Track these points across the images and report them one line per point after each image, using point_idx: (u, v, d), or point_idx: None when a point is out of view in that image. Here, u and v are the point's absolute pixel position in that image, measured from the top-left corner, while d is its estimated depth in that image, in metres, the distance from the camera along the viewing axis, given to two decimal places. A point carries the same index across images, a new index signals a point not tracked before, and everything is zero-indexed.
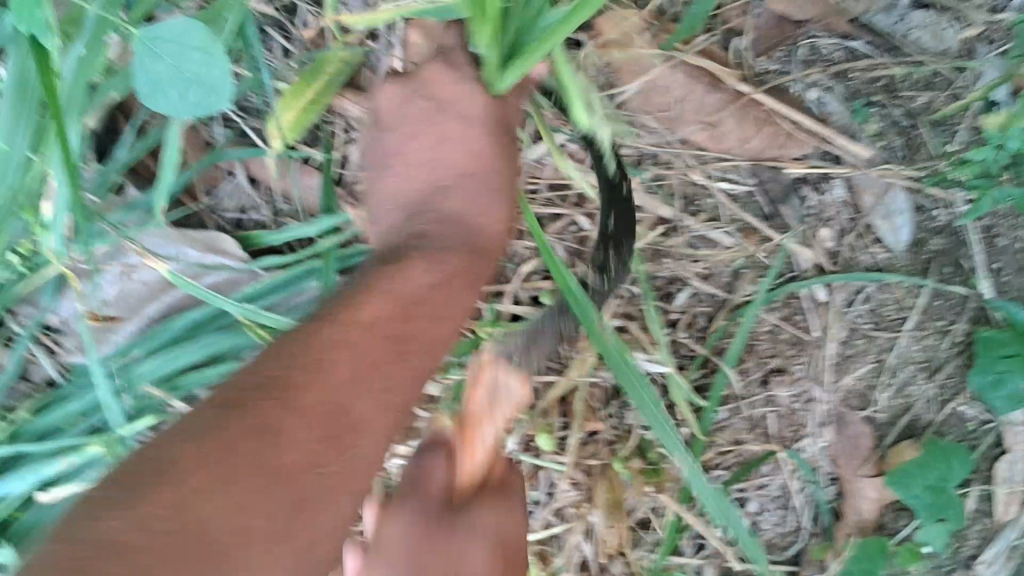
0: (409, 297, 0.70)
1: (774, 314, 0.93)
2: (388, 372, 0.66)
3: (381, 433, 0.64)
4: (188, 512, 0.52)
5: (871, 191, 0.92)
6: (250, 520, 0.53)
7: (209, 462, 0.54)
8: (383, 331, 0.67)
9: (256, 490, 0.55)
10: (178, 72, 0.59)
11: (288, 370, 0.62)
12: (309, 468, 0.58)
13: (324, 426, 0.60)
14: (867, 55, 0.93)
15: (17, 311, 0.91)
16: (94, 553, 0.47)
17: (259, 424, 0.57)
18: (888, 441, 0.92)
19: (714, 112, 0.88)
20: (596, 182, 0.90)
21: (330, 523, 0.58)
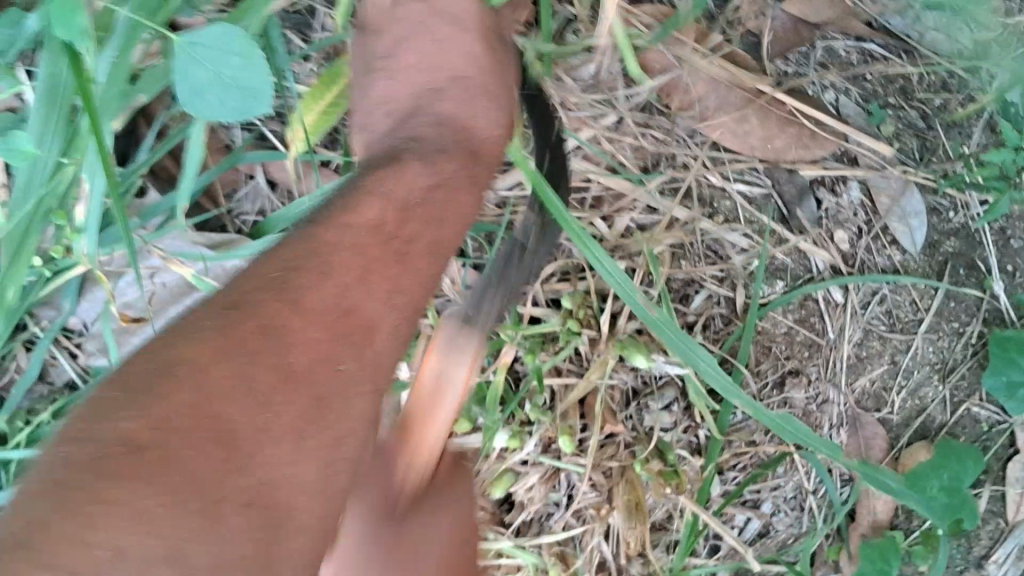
0: (407, 200, 0.63)
1: (790, 316, 0.91)
2: (396, 268, 0.60)
3: (398, 334, 0.60)
4: (206, 412, 0.47)
5: (886, 194, 0.93)
6: (272, 415, 0.50)
7: (212, 373, 0.49)
8: (382, 232, 0.61)
9: (271, 388, 0.50)
10: (219, 80, 0.56)
11: (284, 280, 0.55)
12: (329, 363, 0.54)
13: (336, 325, 0.55)
14: (882, 57, 0.94)
15: (38, 313, 0.93)
16: (120, 462, 0.43)
17: (267, 324, 0.52)
18: (901, 442, 0.94)
19: (737, 109, 0.90)
20: (614, 184, 0.90)
21: (353, 416, 0.55)
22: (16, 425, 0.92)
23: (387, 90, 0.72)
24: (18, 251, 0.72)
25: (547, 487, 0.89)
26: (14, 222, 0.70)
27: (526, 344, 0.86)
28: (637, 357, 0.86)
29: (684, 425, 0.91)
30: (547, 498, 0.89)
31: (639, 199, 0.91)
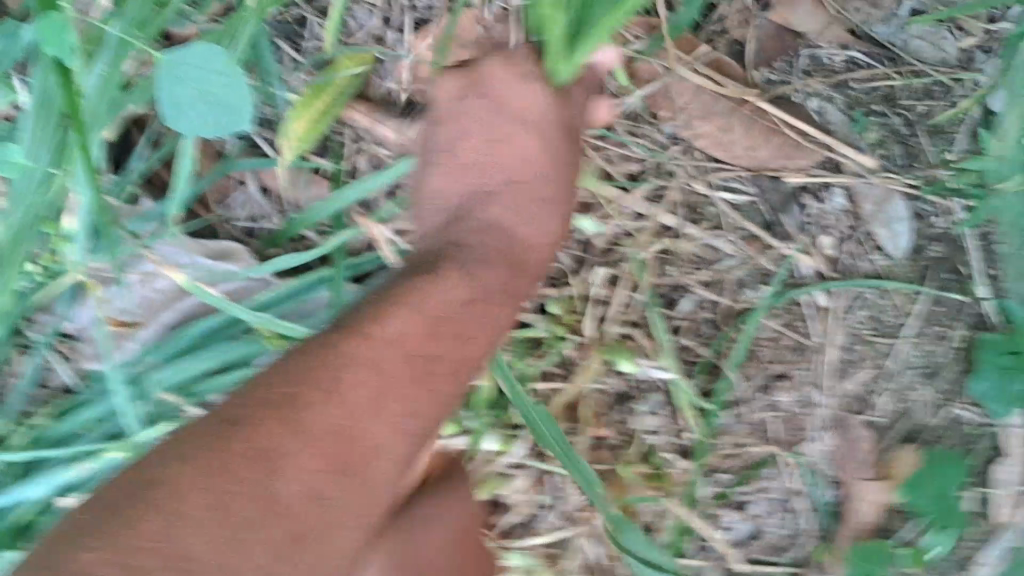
0: (430, 317, 0.75)
1: (775, 320, 0.95)
2: (399, 404, 0.71)
3: (397, 461, 0.71)
4: (211, 523, 0.60)
5: (871, 199, 0.94)
6: (235, 548, 0.60)
7: (195, 487, 0.61)
8: (398, 351, 0.72)
9: (276, 496, 0.63)
10: (201, 94, 0.62)
11: (273, 419, 0.66)
12: (272, 515, 0.63)
13: (331, 455, 0.66)
14: (866, 65, 0.95)
15: (35, 318, 0.94)
16: (90, 571, 0.55)
17: (259, 449, 0.64)
18: (887, 446, 0.94)
19: (721, 117, 0.91)
20: (602, 191, 0.92)
21: (338, 541, 0.66)
22: (12, 427, 0.93)
23: (441, 184, 0.86)
24: (8, 259, 0.73)
25: (534, 491, 0.91)
26: (5, 233, 0.71)
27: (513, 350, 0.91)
28: (623, 362, 0.90)
29: (672, 428, 0.92)
30: (534, 502, 0.91)
31: (626, 206, 0.93)
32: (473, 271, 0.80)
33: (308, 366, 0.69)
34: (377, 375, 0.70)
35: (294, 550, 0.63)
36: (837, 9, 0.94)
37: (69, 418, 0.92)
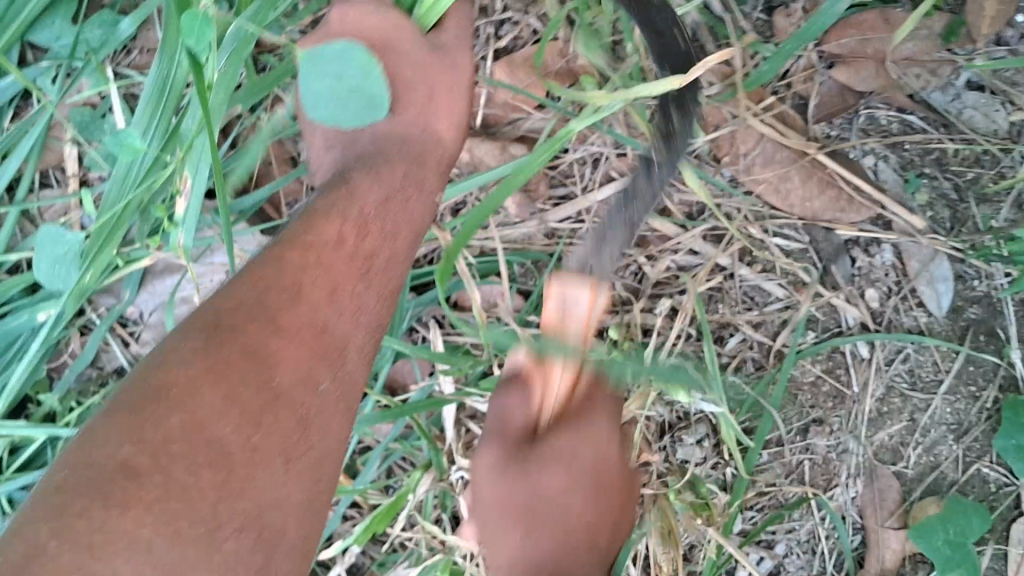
0: (357, 219, 0.77)
1: (819, 365, 0.97)
2: (352, 296, 0.74)
3: (365, 351, 0.75)
4: (203, 428, 0.62)
5: (917, 257, 0.97)
6: (263, 438, 0.65)
7: (203, 401, 0.63)
8: (340, 248, 0.75)
9: (264, 406, 0.65)
10: (341, 83, 0.79)
11: (258, 334, 0.68)
12: (279, 400, 0.66)
13: (313, 347, 0.70)
14: (921, 130, 0.98)
15: (98, 300, 0.97)
16: (138, 469, 0.58)
17: (248, 349, 0.67)
18: (913, 496, 0.96)
19: (781, 165, 0.95)
20: (661, 227, 0.96)
21: (332, 437, 0.70)
22: (68, 405, 0.95)
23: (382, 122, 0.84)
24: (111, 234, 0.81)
25: None
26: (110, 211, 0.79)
27: None
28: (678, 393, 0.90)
29: (713, 460, 0.96)
30: None
31: (682, 243, 0.96)
32: (366, 181, 0.79)
33: (245, 306, 0.69)
34: (314, 280, 0.73)
35: (317, 477, 0.68)
36: (898, 74, 0.97)
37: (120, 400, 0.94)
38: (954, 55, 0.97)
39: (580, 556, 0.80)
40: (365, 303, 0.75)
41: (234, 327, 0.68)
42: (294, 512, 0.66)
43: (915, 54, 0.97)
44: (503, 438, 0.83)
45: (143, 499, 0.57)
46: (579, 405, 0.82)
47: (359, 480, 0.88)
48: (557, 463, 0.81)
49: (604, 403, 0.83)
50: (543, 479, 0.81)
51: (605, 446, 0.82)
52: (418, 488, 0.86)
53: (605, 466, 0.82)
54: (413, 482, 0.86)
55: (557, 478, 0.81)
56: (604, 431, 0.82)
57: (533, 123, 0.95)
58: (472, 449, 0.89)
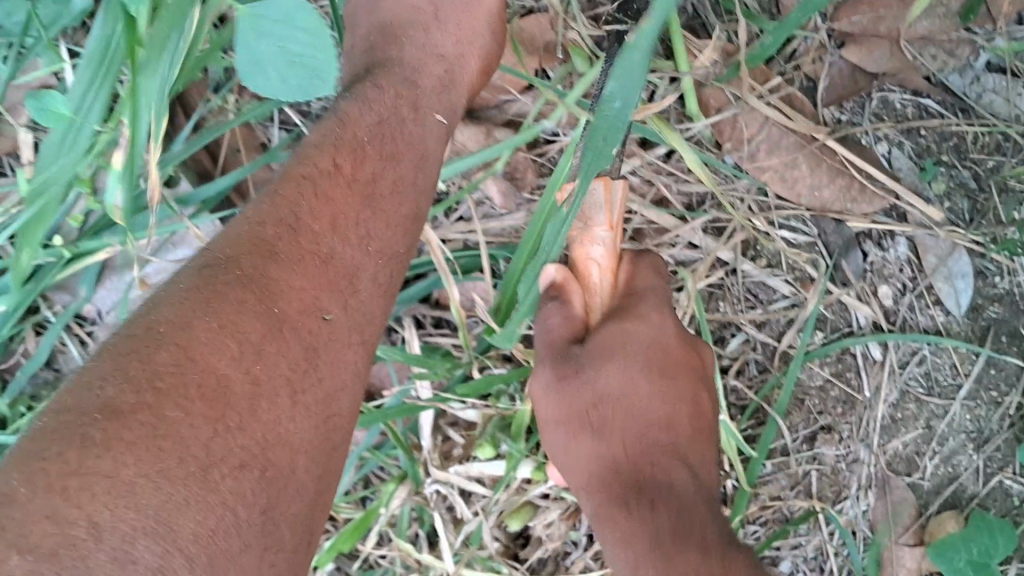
0: (350, 144, 0.67)
1: (826, 369, 0.90)
2: (356, 226, 0.64)
3: (377, 282, 0.65)
4: (196, 361, 0.51)
5: (934, 252, 0.90)
6: (264, 367, 0.54)
7: (197, 336, 0.52)
8: (338, 178, 0.64)
9: (265, 336, 0.55)
10: (284, 53, 0.55)
11: (257, 263, 0.57)
12: (281, 331, 0.56)
13: (319, 277, 0.60)
14: (938, 115, 0.92)
15: (52, 297, 0.90)
16: (121, 408, 0.48)
17: (248, 277, 0.56)
18: (930, 510, 0.90)
19: (788, 152, 0.87)
20: (658, 218, 0.87)
21: (345, 373, 0.60)
22: (17, 410, 0.89)
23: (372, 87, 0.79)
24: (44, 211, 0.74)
25: (568, 524, 0.82)
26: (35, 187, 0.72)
27: None
28: None
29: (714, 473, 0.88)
30: (566, 535, 0.82)
31: (681, 236, 0.88)
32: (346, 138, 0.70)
33: (243, 237, 0.59)
34: (320, 209, 0.62)
35: (327, 414, 0.58)
36: (912, 55, 0.89)
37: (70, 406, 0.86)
38: (974, 35, 0.89)
39: (663, 462, 0.73)
40: (372, 233, 0.65)
41: (232, 261, 0.57)
42: (303, 450, 0.55)
43: (932, 34, 0.89)
44: (551, 355, 0.74)
45: (127, 439, 0.47)
46: (624, 299, 0.76)
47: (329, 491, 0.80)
48: (618, 355, 0.73)
49: (648, 286, 0.77)
50: (611, 382, 0.73)
51: (663, 327, 0.75)
52: (391, 501, 0.80)
53: (663, 340, 0.75)
54: (386, 496, 0.79)
55: (623, 375, 0.73)
56: (660, 318, 0.75)
57: (521, 105, 0.88)
58: (451, 459, 0.82)
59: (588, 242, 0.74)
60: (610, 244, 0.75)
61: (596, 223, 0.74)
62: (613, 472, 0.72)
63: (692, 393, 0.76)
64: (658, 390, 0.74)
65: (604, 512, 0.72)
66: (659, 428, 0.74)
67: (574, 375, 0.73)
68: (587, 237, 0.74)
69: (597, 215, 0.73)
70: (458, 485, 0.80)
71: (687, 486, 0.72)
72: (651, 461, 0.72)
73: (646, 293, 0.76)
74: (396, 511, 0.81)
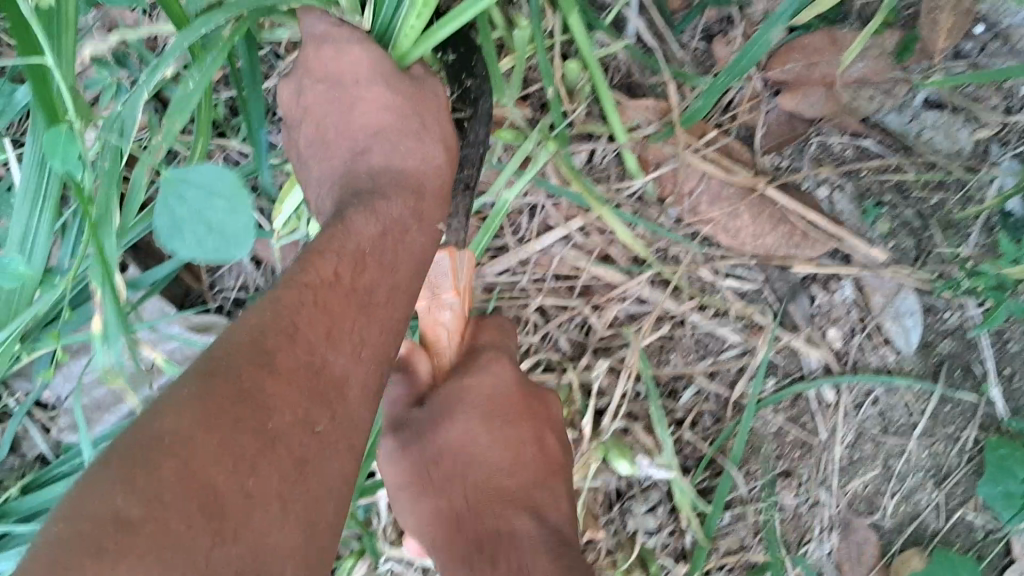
0: (352, 254, 0.59)
1: (780, 415, 0.91)
2: (351, 330, 0.56)
3: (370, 386, 0.57)
4: (192, 474, 0.43)
5: (881, 291, 0.91)
6: (257, 482, 0.46)
7: (194, 449, 0.44)
8: (339, 286, 0.57)
9: (257, 453, 0.46)
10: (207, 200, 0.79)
11: (257, 372, 0.49)
12: (271, 444, 0.47)
13: (310, 384, 0.52)
14: (878, 154, 0.93)
15: (15, 385, 0.90)
16: (130, 518, 0.39)
17: (241, 386, 0.48)
18: (893, 549, 0.90)
19: (729, 202, 0.88)
20: (605, 275, 0.89)
21: (342, 483, 0.52)
22: None
23: (319, 168, 0.68)
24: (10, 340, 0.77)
25: None
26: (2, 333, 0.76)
27: None
28: (622, 463, 0.86)
29: (671, 528, 0.89)
30: None
31: (629, 291, 0.89)
32: None
33: (235, 340, 0.50)
34: (322, 315, 0.55)
35: (314, 533, 0.48)
36: (848, 97, 0.90)
37: (33, 496, 0.86)
38: (910, 74, 0.90)
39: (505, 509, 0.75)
40: (369, 340, 0.58)
41: (219, 365, 0.48)
42: (296, 565, 0.46)
43: (867, 76, 0.90)
44: (394, 420, 0.73)
45: (134, 556, 0.38)
46: (466, 355, 0.75)
47: None
48: (454, 411, 0.73)
49: (491, 344, 0.76)
50: (451, 440, 0.73)
51: (500, 371, 0.75)
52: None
53: (508, 391, 0.76)
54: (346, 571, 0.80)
55: (459, 434, 0.74)
56: (496, 367, 0.75)
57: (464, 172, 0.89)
58: (408, 532, 0.83)
59: (437, 310, 0.72)
60: (459, 309, 0.72)
61: (445, 295, 0.71)
62: (455, 526, 0.74)
63: (535, 432, 0.77)
64: (510, 426, 0.76)
65: (447, 554, 0.75)
66: (498, 479, 0.76)
67: (411, 438, 0.73)
68: (433, 306, 0.72)
69: (444, 283, 0.71)
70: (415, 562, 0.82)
71: (533, 530, 0.75)
72: (482, 504, 0.75)
73: (484, 354, 0.75)
74: None
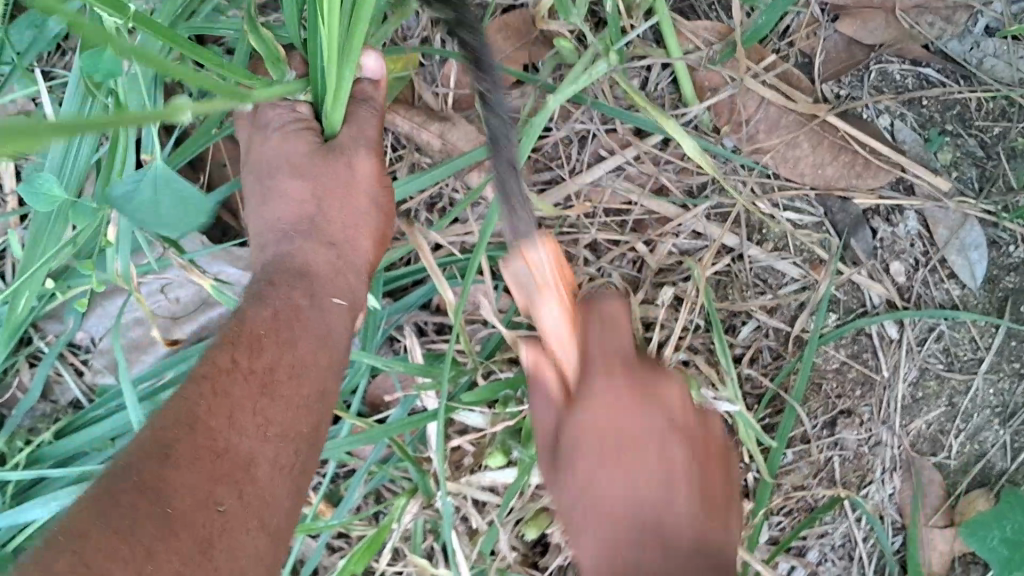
0: (252, 334, 0.65)
1: (842, 351, 0.87)
2: (253, 413, 0.61)
3: (279, 465, 0.62)
4: (84, 570, 0.48)
5: (946, 224, 0.87)
6: (155, 570, 0.50)
7: (91, 545, 0.49)
8: (238, 371, 0.63)
9: (153, 540, 0.51)
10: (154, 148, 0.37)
11: (151, 467, 0.55)
12: (173, 530, 0.53)
13: (213, 466, 0.57)
14: (939, 83, 0.88)
15: (44, 326, 0.85)
16: None
17: (143, 479, 0.54)
18: (958, 489, 0.87)
19: (789, 130, 0.85)
20: (659, 208, 0.85)
21: (242, 561, 0.56)
22: (15, 446, 0.82)
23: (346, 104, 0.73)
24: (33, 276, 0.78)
25: None
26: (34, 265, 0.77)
27: None
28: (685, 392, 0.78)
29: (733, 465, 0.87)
30: None
31: (684, 224, 0.86)
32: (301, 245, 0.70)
33: (142, 441, 0.56)
34: (222, 404, 0.60)
35: None
36: (909, 23, 0.86)
37: (73, 438, 0.80)
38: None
39: (650, 478, 0.68)
40: (275, 424, 0.63)
41: (120, 465, 0.54)
42: None
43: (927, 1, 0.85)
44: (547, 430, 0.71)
45: None
46: (592, 320, 0.70)
47: (341, 510, 0.78)
48: (599, 371, 0.69)
49: (614, 314, 0.70)
50: (585, 430, 0.69)
51: (618, 349, 0.70)
52: (403, 516, 0.77)
53: (628, 359, 0.70)
54: (397, 511, 0.76)
55: (604, 461, 0.68)
56: (607, 384, 0.69)
57: (511, 101, 0.83)
58: (461, 469, 0.79)
59: (540, 306, 0.68)
60: (563, 306, 0.68)
61: (536, 297, 0.68)
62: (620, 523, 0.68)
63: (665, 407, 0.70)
64: (635, 412, 0.69)
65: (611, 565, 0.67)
66: (633, 460, 0.68)
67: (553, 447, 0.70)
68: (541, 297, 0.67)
69: (543, 276, 0.66)
70: (472, 496, 0.78)
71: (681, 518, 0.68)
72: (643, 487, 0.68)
73: (597, 317, 0.70)
74: (409, 525, 0.78)
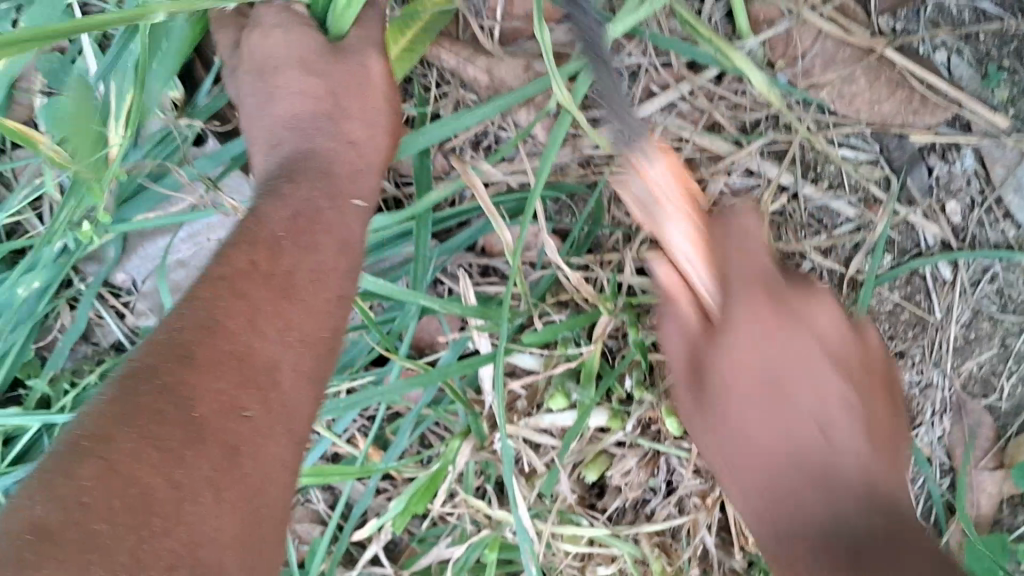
0: (267, 241, 0.62)
1: (897, 293, 0.85)
2: (275, 315, 0.59)
3: (303, 369, 0.59)
4: (119, 473, 0.46)
5: (1003, 162, 0.85)
6: (184, 474, 0.48)
7: (119, 447, 0.47)
8: (255, 273, 0.60)
9: (184, 442, 0.49)
10: None
11: (173, 367, 0.52)
12: (201, 434, 0.50)
13: (236, 371, 0.54)
14: (996, 18, 0.84)
15: (83, 268, 0.82)
16: (49, 530, 0.42)
17: (165, 381, 0.51)
18: (1009, 431, 0.87)
19: (845, 66, 0.82)
20: (709, 145, 0.83)
21: (275, 465, 0.54)
22: (60, 388, 0.82)
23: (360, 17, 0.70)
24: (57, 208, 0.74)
25: (646, 472, 0.79)
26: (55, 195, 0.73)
27: (625, 315, 0.76)
28: None
29: None
30: (645, 483, 0.79)
31: (737, 162, 0.84)
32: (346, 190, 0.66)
33: (161, 348, 0.53)
34: (238, 315, 0.57)
35: (263, 504, 0.52)
36: None
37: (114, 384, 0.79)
38: None
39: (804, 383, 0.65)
40: (291, 328, 0.59)
41: (141, 371, 0.51)
42: (232, 550, 0.48)
43: None
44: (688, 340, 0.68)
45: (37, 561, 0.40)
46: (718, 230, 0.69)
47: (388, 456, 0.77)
48: (735, 266, 0.67)
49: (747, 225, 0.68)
50: (731, 360, 0.66)
51: (753, 238, 0.68)
52: (458, 459, 0.76)
53: (766, 275, 0.67)
54: (452, 453, 0.75)
55: (757, 368, 0.65)
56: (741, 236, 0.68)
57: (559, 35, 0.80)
58: (516, 411, 0.78)
59: (642, 191, 0.70)
60: (667, 174, 0.70)
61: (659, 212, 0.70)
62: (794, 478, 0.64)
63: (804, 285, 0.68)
64: (783, 337, 0.65)
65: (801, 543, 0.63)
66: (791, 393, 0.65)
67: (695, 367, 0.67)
68: (638, 187, 0.70)
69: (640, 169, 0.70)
70: (527, 437, 0.78)
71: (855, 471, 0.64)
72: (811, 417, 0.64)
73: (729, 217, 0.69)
74: (462, 467, 0.78)
